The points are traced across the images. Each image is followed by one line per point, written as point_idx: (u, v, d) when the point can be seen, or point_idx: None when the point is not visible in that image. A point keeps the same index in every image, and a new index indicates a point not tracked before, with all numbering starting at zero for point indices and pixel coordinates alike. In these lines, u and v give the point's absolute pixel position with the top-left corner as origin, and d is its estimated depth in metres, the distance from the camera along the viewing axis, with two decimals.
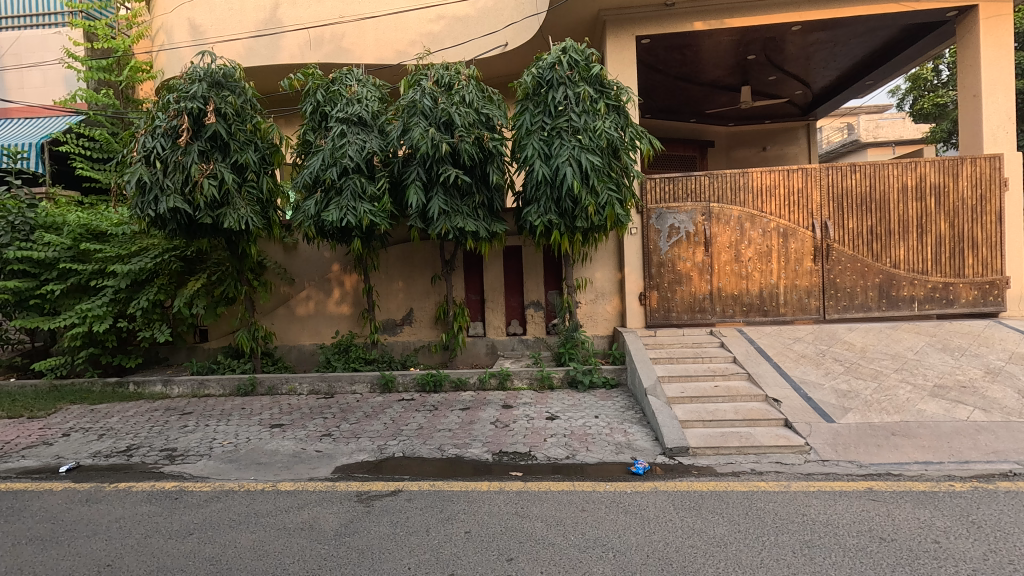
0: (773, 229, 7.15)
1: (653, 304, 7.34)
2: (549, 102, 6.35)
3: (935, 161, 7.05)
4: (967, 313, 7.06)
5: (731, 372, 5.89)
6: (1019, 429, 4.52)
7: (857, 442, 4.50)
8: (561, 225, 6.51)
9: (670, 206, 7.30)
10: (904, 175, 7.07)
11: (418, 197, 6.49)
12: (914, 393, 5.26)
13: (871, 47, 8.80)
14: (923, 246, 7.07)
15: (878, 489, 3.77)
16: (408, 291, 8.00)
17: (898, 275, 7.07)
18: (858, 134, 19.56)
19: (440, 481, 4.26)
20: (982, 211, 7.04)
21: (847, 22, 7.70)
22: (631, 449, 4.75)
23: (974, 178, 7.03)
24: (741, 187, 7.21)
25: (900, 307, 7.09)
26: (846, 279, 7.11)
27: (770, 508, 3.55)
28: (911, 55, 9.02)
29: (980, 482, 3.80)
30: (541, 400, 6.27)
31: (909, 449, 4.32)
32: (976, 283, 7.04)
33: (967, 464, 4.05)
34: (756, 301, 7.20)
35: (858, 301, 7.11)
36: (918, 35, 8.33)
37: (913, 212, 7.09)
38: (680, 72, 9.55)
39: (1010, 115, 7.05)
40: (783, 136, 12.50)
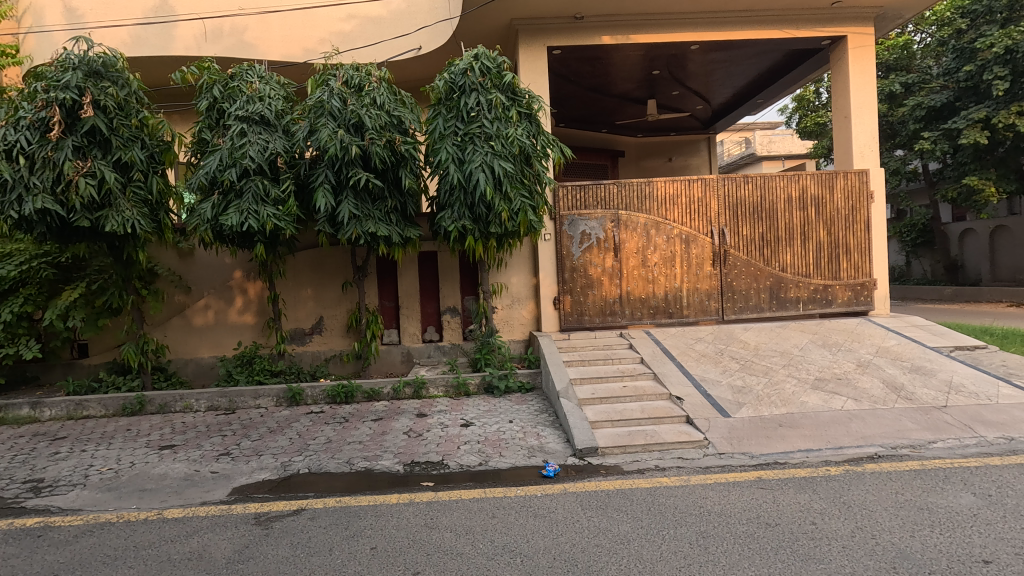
0: (677, 236, 7.56)
1: (566, 308, 7.51)
2: (461, 108, 6.36)
3: (815, 174, 7.77)
4: (843, 312, 7.83)
5: (638, 372, 6.14)
6: (884, 415, 5.07)
7: (749, 434, 4.84)
8: (475, 231, 6.52)
9: (581, 212, 7.52)
10: (789, 187, 7.72)
11: (327, 201, 6.23)
12: (798, 386, 5.74)
13: (761, 68, 9.58)
14: (807, 252, 7.75)
15: (765, 477, 4.06)
16: (318, 299, 7.67)
17: (786, 278, 7.70)
18: (755, 148, 21.26)
19: (347, 496, 4.10)
20: (854, 220, 7.83)
21: (740, 45, 8.31)
22: (543, 452, 4.81)
23: (847, 191, 7.82)
24: (647, 196, 7.56)
25: (788, 308, 7.72)
26: (741, 283, 7.65)
27: (671, 502, 3.72)
28: (795, 77, 9.90)
29: (851, 465, 4.21)
30: (456, 407, 6.21)
31: (793, 439, 4.69)
32: (851, 285, 7.82)
33: (841, 450, 4.47)
34: (662, 304, 7.56)
35: (752, 302, 7.67)
36: (800, 59, 9.16)
37: (798, 220, 7.75)
38: (592, 84, 9.89)
39: (874, 135, 7.96)
40: (686, 148, 13.33)
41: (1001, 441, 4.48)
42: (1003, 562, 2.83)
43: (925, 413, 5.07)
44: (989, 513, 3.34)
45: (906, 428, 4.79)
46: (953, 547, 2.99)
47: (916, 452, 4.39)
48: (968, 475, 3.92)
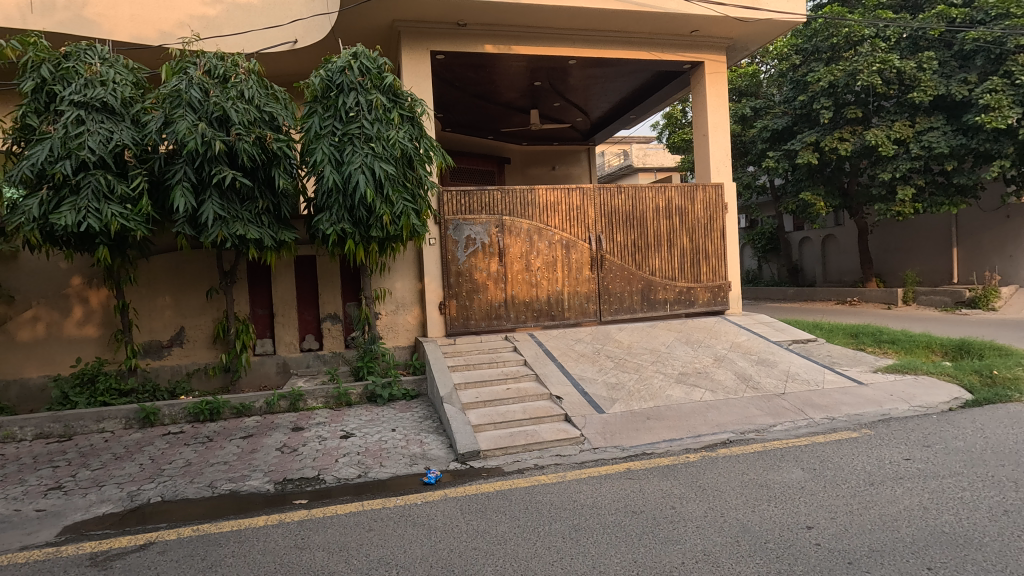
0: (557, 242, 7.87)
1: (452, 313, 7.50)
2: (339, 107, 6.13)
3: (679, 186, 8.51)
4: (704, 311, 8.63)
5: (521, 375, 6.30)
6: (735, 403, 5.66)
7: (621, 428, 5.15)
8: (355, 234, 6.29)
9: (466, 217, 7.57)
10: (657, 197, 8.37)
11: (186, 201, 5.66)
12: (665, 381, 6.23)
13: (633, 86, 10.30)
14: (673, 257, 8.44)
15: (634, 468, 4.36)
16: (178, 308, 6.95)
17: (656, 281, 8.33)
18: (631, 160, 22.86)
19: (207, 522, 3.75)
20: (712, 229, 8.68)
21: (614, 62, 8.86)
22: (425, 460, 4.76)
23: (706, 202, 8.65)
24: (529, 203, 7.79)
25: (658, 308, 8.35)
26: (617, 286, 8.14)
27: (548, 499, 3.85)
28: (662, 96, 10.78)
29: (706, 451, 4.65)
30: (336, 418, 5.94)
31: (659, 430, 5.08)
32: (710, 287, 8.64)
33: (699, 437, 4.92)
34: (545, 307, 7.82)
35: (626, 304, 8.20)
36: (666, 80, 10.00)
37: (665, 228, 8.42)
38: (477, 91, 9.99)
39: (726, 153, 8.93)
40: (568, 157, 13.97)
41: (825, 421, 5.20)
42: (822, 526, 3.27)
43: (768, 400, 5.73)
44: (813, 485, 3.86)
45: (752, 414, 5.39)
46: (784, 517, 3.40)
47: (759, 435, 4.96)
48: (799, 452, 4.50)
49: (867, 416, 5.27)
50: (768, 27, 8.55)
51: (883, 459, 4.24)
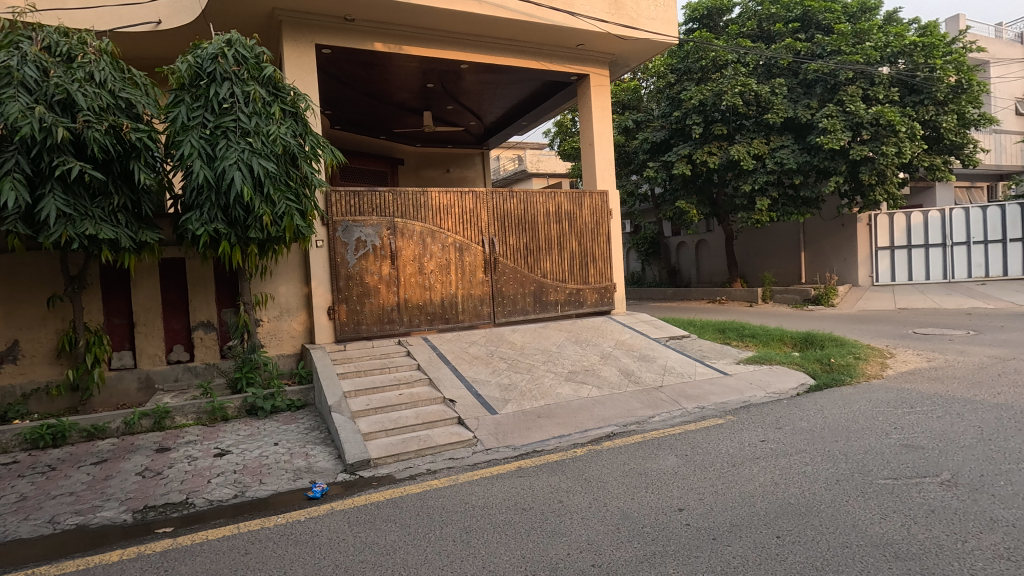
0: (451, 244, 7.85)
1: (342, 318, 7.20)
2: (210, 97, 5.66)
3: (568, 193, 8.88)
4: (592, 311, 9.07)
5: (414, 379, 6.20)
6: (618, 398, 6.01)
7: (512, 428, 5.26)
8: (231, 235, 5.81)
9: (356, 219, 7.32)
10: (548, 202, 8.66)
11: (19, 195, 4.90)
12: (555, 379, 6.46)
13: (523, 94, 10.58)
14: (563, 260, 8.78)
15: (524, 466, 4.47)
16: (10, 319, 6.00)
17: (547, 283, 8.61)
18: (525, 165, 23.47)
19: (47, 564, 3.27)
20: (599, 233, 9.15)
21: (506, 69, 9.04)
22: (310, 473, 4.52)
23: (593, 208, 9.11)
24: (422, 205, 7.71)
25: (549, 309, 8.64)
26: (509, 288, 8.30)
27: (439, 503, 3.83)
28: (552, 105, 11.19)
29: (592, 445, 4.89)
30: (209, 435, 5.46)
31: (549, 427, 5.25)
32: (597, 288, 9.10)
33: (586, 432, 5.16)
34: (439, 310, 7.76)
35: (519, 306, 8.39)
36: (555, 90, 10.39)
37: (555, 232, 8.73)
38: (367, 89, 9.70)
39: (609, 162, 9.50)
40: (462, 160, 14.00)
41: (697, 410, 5.69)
42: (691, 507, 3.57)
43: (648, 393, 6.15)
44: (685, 469, 4.21)
45: (634, 407, 5.75)
46: (659, 502, 3.67)
47: (640, 426, 5.31)
48: (674, 441, 4.88)
49: (731, 404, 5.85)
50: (646, 46, 9.22)
51: (743, 442, 4.72)
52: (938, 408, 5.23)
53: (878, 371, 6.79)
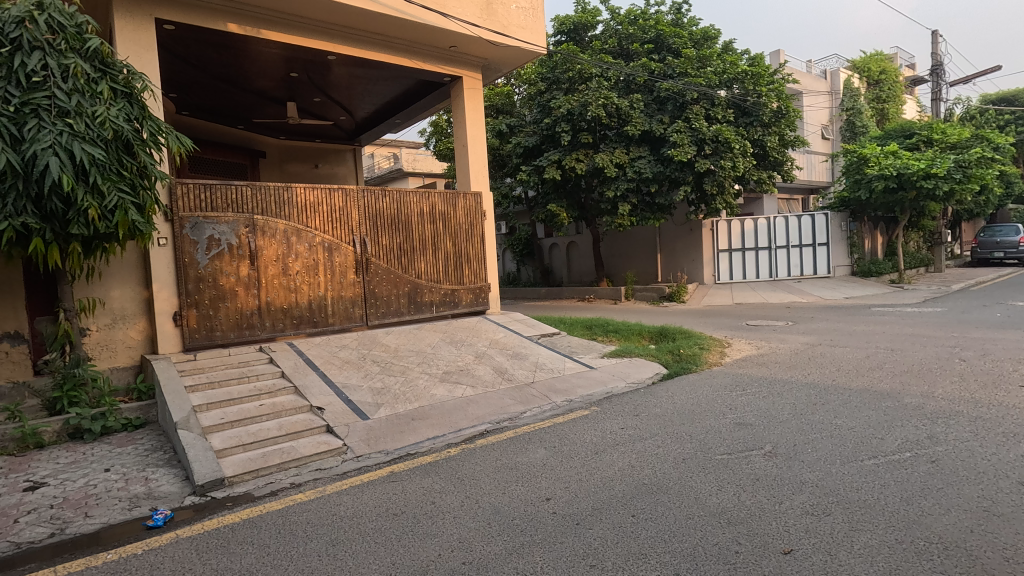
0: (319, 244, 7.45)
1: (191, 324, 6.49)
2: (14, 68, 4.81)
3: (442, 193, 8.86)
4: (468, 312, 9.15)
5: (277, 388, 5.79)
6: (492, 396, 6.13)
7: (385, 432, 5.13)
8: (45, 231, 4.97)
9: (208, 215, 6.65)
10: (421, 202, 8.58)
11: None
12: (430, 381, 6.42)
13: (396, 91, 10.37)
14: (438, 260, 8.75)
15: (397, 470, 4.38)
16: None
17: (422, 284, 8.52)
18: (400, 164, 23.02)
19: None
20: (473, 234, 9.26)
21: (377, 65, 8.79)
22: (151, 499, 4.03)
23: (467, 209, 9.19)
24: (285, 202, 7.23)
25: (424, 310, 8.55)
26: (383, 289, 8.08)
27: (304, 518, 3.62)
28: (425, 105, 11.10)
29: (466, 444, 4.93)
30: (17, 467, 4.62)
31: (422, 430, 5.21)
32: (472, 289, 9.19)
33: (460, 431, 5.19)
34: (306, 313, 7.32)
35: (393, 307, 8.20)
36: (428, 90, 10.32)
37: (430, 232, 8.68)
38: (221, 73, 8.87)
39: (482, 164, 9.66)
40: (332, 156, 13.37)
41: (565, 403, 5.99)
42: (557, 496, 3.75)
43: (520, 390, 6.35)
44: (552, 460, 4.41)
45: (507, 404, 5.91)
46: (528, 494, 3.81)
47: (512, 422, 5.47)
48: (543, 434, 5.09)
49: (595, 395, 6.24)
50: (516, 53, 9.50)
51: (605, 431, 5.07)
52: (763, 389, 6.05)
53: (718, 360, 7.67)
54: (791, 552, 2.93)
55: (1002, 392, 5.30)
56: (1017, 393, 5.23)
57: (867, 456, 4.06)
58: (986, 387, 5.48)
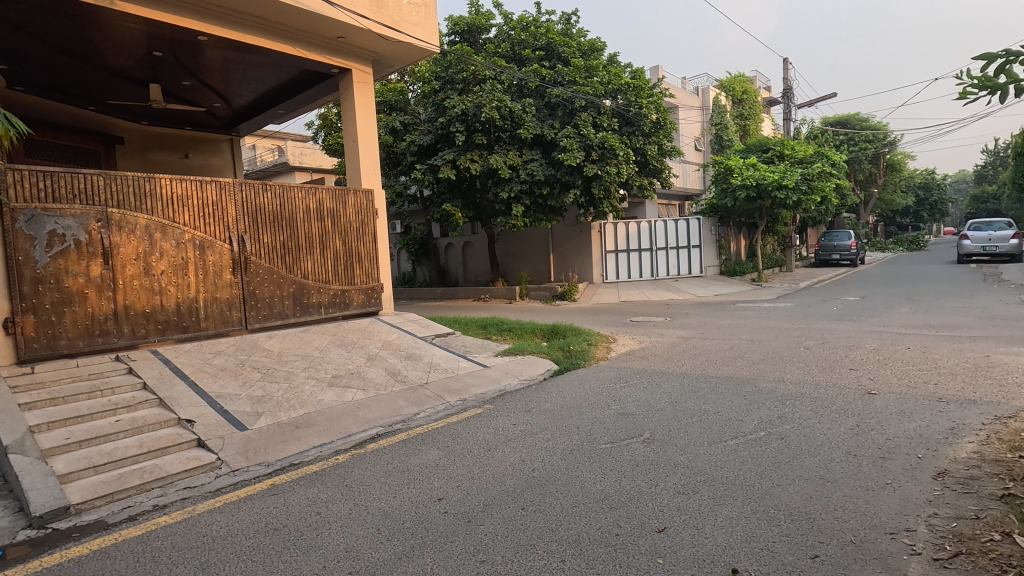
0: (188, 241, 6.80)
1: (27, 333, 5.61)
2: None
3: (330, 189, 8.48)
4: (359, 313, 8.83)
5: (138, 401, 5.19)
6: (384, 399, 5.98)
7: (266, 443, 4.80)
8: None
9: (49, 207, 5.79)
10: (307, 198, 8.15)
11: None
12: (316, 386, 6.11)
13: (279, 80, 9.76)
14: (326, 260, 8.36)
15: (278, 482, 4.13)
16: None
17: (308, 285, 8.08)
18: (286, 157, 21.68)
19: None
20: (364, 233, 8.96)
21: (256, 51, 8.22)
22: None
23: (357, 207, 8.88)
24: (146, 194, 6.50)
25: (311, 312, 8.12)
26: (264, 290, 7.55)
27: (169, 542, 3.29)
28: (312, 97, 10.55)
29: (355, 450, 4.77)
30: None
31: (308, 438, 4.95)
32: (363, 289, 8.89)
33: (349, 437, 5.00)
34: (173, 317, 6.64)
35: (276, 309, 7.69)
36: (314, 81, 9.83)
37: (317, 230, 8.26)
38: (66, 46, 7.78)
39: (373, 161, 9.38)
40: (205, 146, 12.32)
41: (458, 403, 6.00)
42: (449, 495, 3.75)
43: (413, 391, 6.25)
44: (445, 460, 4.40)
45: (399, 406, 5.79)
46: (419, 495, 3.77)
47: (405, 424, 5.37)
48: (436, 434, 5.06)
49: (489, 393, 6.32)
50: (407, 49, 9.33)
51: (498, 427, 5.15)
52: (644, 380, 6.49)
53: (604, 354, 8.11)
54: (665, 529, 3.18)
55: (836, 375, 6.14)
56: (847, 375, 6.09)
57: (730, 437, 4.50)
58: (824, 371, 6.32)
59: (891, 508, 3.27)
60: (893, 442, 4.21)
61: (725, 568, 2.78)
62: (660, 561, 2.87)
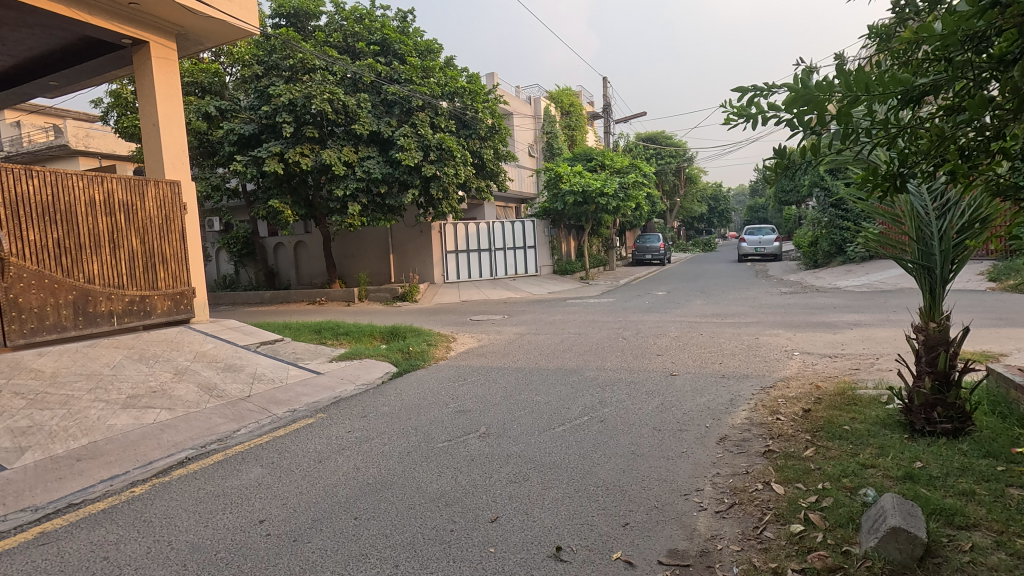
0: None
1: None
2: None
3: (122, 179, 7.28)
4: (163, 321, 7.72)
5: None
6: (195, 417, 5.30)
7: (32, 483, 3.95)
8: None
9: None
10: (91, 188, 6.89)
11: None
12: (106, 410, 5.20)
13: (48, 44, 8.09)
14: (118, 262, 7.15)
15: (51, 529, 3.42)
16: None
17: (94, 290, 6.84)
18: (64, 138, 18.11)
19: None
20: (168, 230, 7.86)
21: (13, 6, 6.73)
22: None
23: (159, 200, 7.75)
24: None
25: (99, 323, 6.88)
26: (30, 298, 6.19)
27: None
28: (97, 69, 8.93)
29: (157, 478, 4.15)
30: None
31: (92, 471, 4.18)
32: (169, 294, 7.80)
33: (149, 465, 4.34)
34: None
35: (49, 322, 6.36)
36: (99, 51, 8.36)
37: (105, 226, 7.03)
38: None
39: (179, 148, 8.27)
40: None
41: (287, 414, 5.57)
42: (273, 515, 3.46)
43: (232, 405, 5.65)
44: (269, 478, 4.05)
45: (214, 424, 5.18)
46: (237, 520, 3.41)
47: (222, 444, 4.83)
48: (260, 451, 4.63)
49: (321, 402, 5.96)
50: (220, 27, 8.42)
51: (331, 436, 4.89)
52: (481, 377, 6.67)
53: (444, 353, 8.17)
54: (497, 518, 3.30)
55: (646, 360, 6.95)
56: (655, 360, 6.93)
57: (558, 424, 4.84)
58: (636, 357, 7.11)
59: (685, 473, 3.79)
60: (687, 416, 4.89)
61: (551, 546, 2.97)
62: (492, 550, 2.97)
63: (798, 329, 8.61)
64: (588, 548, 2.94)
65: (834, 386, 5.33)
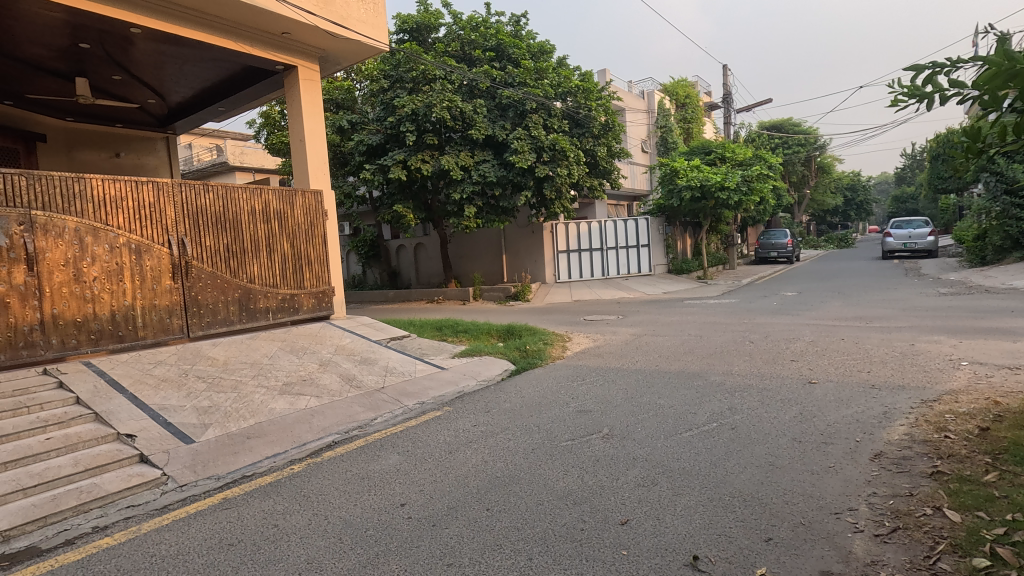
0: (123, 245, 6.36)
1: None
2: None
3: (276, 190, 8.19)
4: (308, 317, 8.56)
5: (71, 418, 4.77)
6: (339, 405, 5.82)
7: (215, 456, 4.58)
8: None
9: None
10: (253, 200, 7.85)
11: None
12: (267, 395, 5.89)
13: (218, 75, 9.33)
14: (273, 264, 8.06)
15: (231, 496, 3.95)
16: None
17: (254, 289, 7.77)
18: (225, 157, 20.78)
19: None
20: (313, 235, 8.71)
21: (194, 45, 7.87)
22: None
23: (305, 208, 8.62)
24: (76, 195, 6.04)
25: (258, 318, 7.81)
26: (207, 295, 7.18)
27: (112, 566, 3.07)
28: (255, 93, 10.13)
29: (311, 458, 4.63)
30: None
31: (260, 448, 4.76)
32: (313, 293, 8.63)
33: (304, 446, 4.85)
34: (108, 326, 6.17)
35: (220, 316, 7.33)
36: (257, 77, 9.48)
37: (263, 232, 7.96)
38: None
39: (321, 159, 9.12)
40: (137, 144, 11.61)
41: (417, 406, 5.92)
42: (412, 500, 3.70)
43: (369, 396, 6.13)
44: (406, 465, 4.34)
45: (355, 412, 5.65)
46: (381, 502, 3.69)
47: (362, 431, 5.26)
48: (395, 439, 4.98)
49: (447, 396, 6.27)
50: (355, 47, 9.17)
51: (458, 429, 5.12)
52: (600, 377, 6.62)
53: (560, 353, 8.21)
54: (627, 522, 3.25)
55: (779, 366, 6.46)
56: (789, 366, 6.42)
57: (685, 429, 4.66)
58: (768, 363, 6.64)
59: (834, 490, 3.47)
60: (833, 428, 4.47)
61: (687, 555, 2.87)
62: (625, 553, 2.93)
63: (965, 335, 7.50)
64: (728, 561, 2.80)
65: (1019, 403, 4.58)
